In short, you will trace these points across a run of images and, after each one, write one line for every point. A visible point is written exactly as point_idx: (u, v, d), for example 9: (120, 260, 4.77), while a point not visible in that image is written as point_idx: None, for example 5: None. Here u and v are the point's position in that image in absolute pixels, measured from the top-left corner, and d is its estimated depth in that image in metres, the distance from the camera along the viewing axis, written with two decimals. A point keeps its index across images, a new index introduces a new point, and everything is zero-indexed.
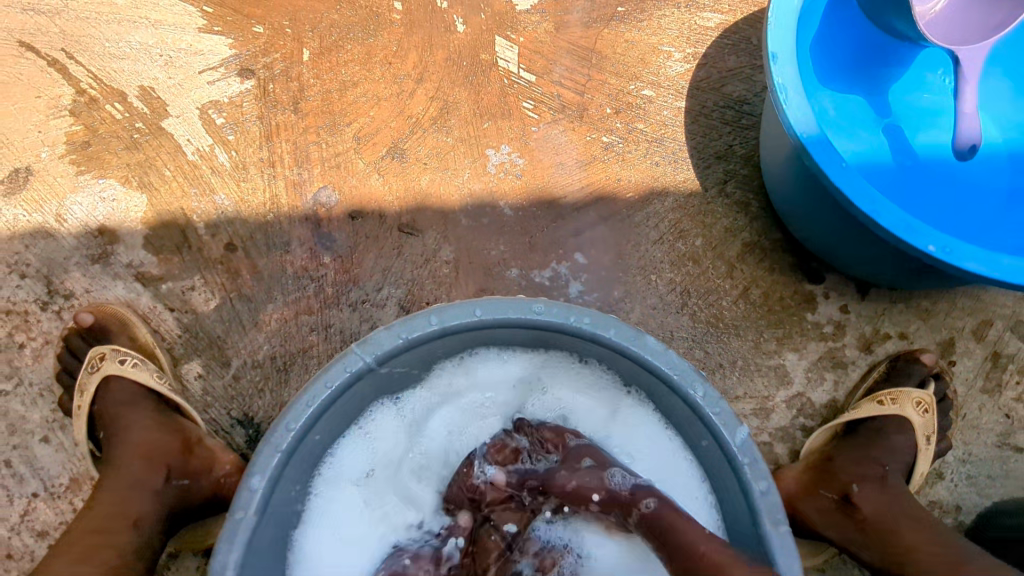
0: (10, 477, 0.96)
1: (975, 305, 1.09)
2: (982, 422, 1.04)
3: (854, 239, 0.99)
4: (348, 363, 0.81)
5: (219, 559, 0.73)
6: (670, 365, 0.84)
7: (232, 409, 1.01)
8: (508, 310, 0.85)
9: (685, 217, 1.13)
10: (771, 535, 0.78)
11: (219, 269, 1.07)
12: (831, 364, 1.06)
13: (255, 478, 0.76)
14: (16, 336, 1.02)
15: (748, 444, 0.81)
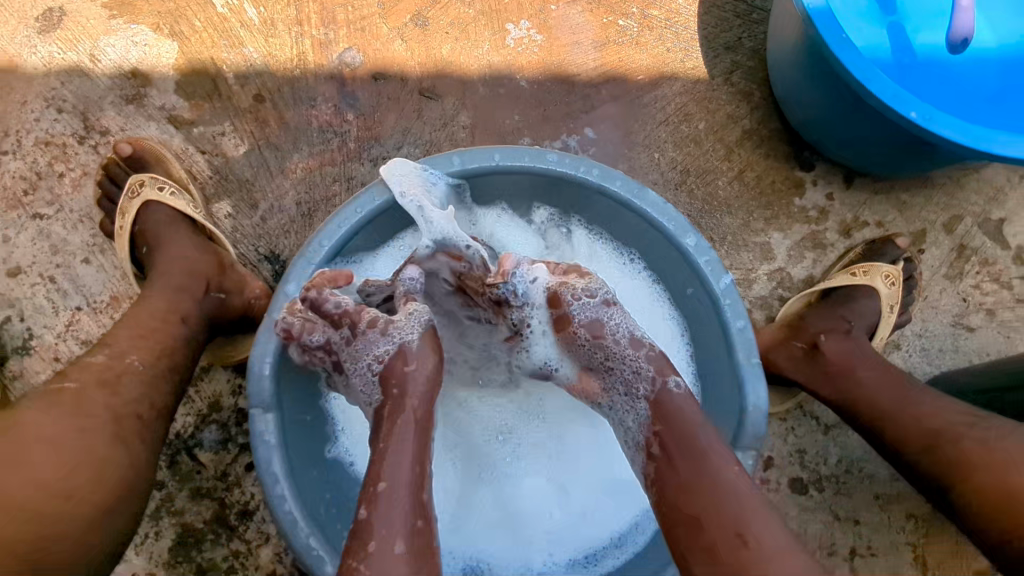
0: (55, 291, 1.05)
1: (949, 201, 1.18)
2: (941, 304, 1.15)
3: (845, 123, 1.06)
4: (376, 194, 0.90)
5: (260, 349, 0.84)
6: (668, 217, 0.92)
7: (259, 245, 1.09)
8: (524, 158, 0.92)
9: (691, 101, 1.20)
10: (744, 366, 0.89)
11: (248, 117, 1.13)
12: (812, 244, 1.15)
13: (290, 285, 0.86)
14: (55, 166, 1.09)
15: (730, 290, 0.91)
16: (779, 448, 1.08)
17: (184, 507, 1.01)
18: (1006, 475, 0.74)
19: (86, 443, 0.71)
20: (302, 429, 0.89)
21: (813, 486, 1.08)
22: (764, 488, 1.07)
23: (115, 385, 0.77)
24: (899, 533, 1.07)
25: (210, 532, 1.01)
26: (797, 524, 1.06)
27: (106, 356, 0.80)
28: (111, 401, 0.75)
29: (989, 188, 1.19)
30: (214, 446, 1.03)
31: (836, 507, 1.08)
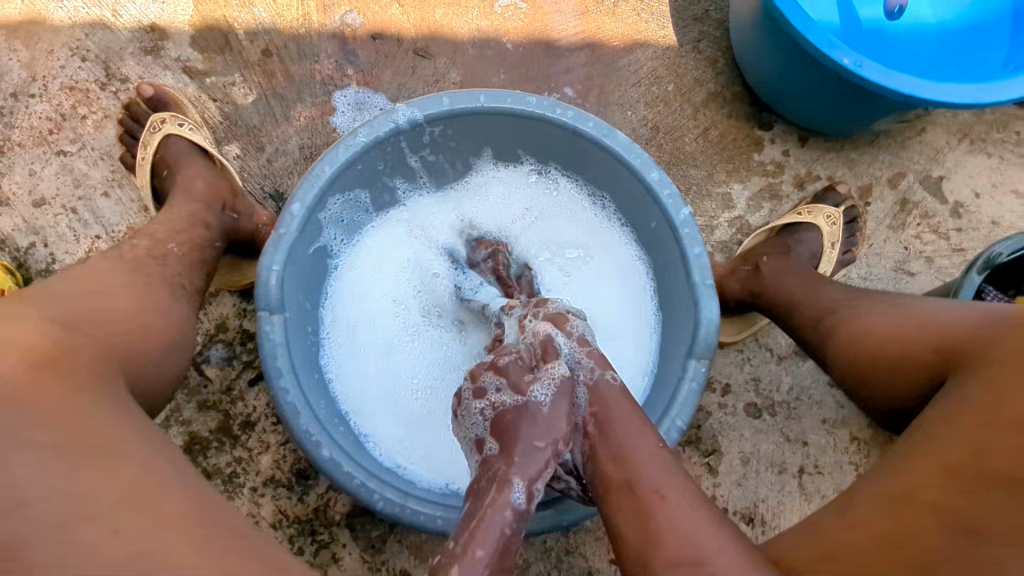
0: (77, 220, 1.15)
1: (893, 159, 1.31)
2: (885, 251, 1.27)
3: (794, 82, 1.18)
4: (373, 127, 0.99)
5: (265, 259, 0.93)
6: (634, 155, 1.01)
7: (265, 185, 1.20)
8: (506, 100, 1.02)
9: (662, 66, 1.31)
10: (699, 287, 0.97)
11: (256, 70, 1.24)
12: (769, 195, 1.27)
13: (294, 205, 0.94)
14: (79, 109, 1.19)
15: (689, 221, 1.00)
16: (736, 375, 1.19)
17: (192, 418, 1.10)
18: (856, 329, 0.86)
19: (149, 289, 0.84)
20: (297, 330, 0.98)
21: (766, 410, 1.18)
22: (721, 411, 1.17)
23: (163, 258, 0.91)
24: (843, 453, 1.17)
25: (215, 440, 1.10)
26: (750, 444, 1.17)
27: (149, 241, 0.92)
28: (163, 269, 0.89)
29: (929, 149, 1.31)
30: (220, 363, 1.13)
31: (787, 430, 1.18)
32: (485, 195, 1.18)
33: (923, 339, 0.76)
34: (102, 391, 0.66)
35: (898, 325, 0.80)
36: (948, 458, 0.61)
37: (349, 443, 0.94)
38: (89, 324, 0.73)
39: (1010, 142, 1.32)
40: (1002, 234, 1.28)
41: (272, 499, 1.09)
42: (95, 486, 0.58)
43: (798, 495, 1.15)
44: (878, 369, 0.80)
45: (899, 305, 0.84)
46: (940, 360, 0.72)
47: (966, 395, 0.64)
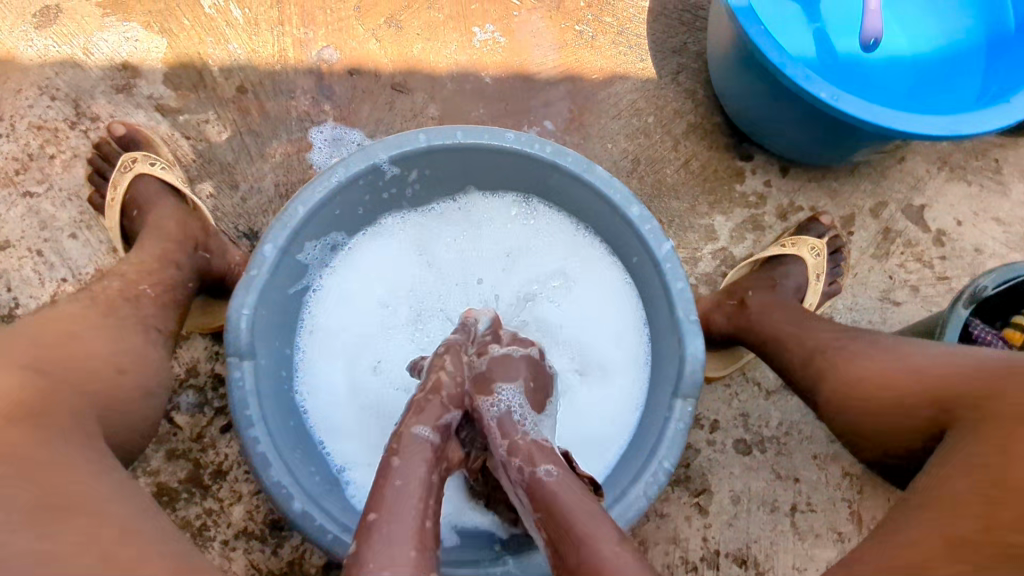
0: (42, 263, 1.11)
1: (875, 188, 1.30)
2: (870, 280, 1.25)
3: (773, 114, 1.17)
4: (348, 164, 0.96)
5: (235, 301, 0.89)
6: (614, 190, 0.99)
7: (239, 223, 1.18)
8: (484, 135, 1.00)
9: (641, 98, 1.31)
10: (684, 323, 0.95)
11: (231, 107, 1.22)
12: (751, 226, 1.26)
13: (266, 245, 0.91)
14: (47, 148, 1.16)
15: (671, 256, 0.98)
16: (725, 411, 1.16)
17: (160, 468, 1.06)
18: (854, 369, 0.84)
19: (121, 330, 0.81)
20: (270, 371, 0.94)
21: (756, 447, 1.15)
22: (710, 448, 1.15)
23: (136, 300, 0.88)
24: (835, 490, 1.14)
25: (184, 491, 1.05)
26: (740, 482, 1.13)
27: (121, 281, 0.89)
28: (130, 313, 0.85)
29: (909, 177, 1.31)
30: (190, 410, 1.08)
31: (777, 466, 1.15)
32: (460, 226, 1.13)
33: (923, 391, 0.74)
34: (70, 443, 0.63)
35: (894, 374, 0.79)
36: (957, 530, 0.59)
37: (322, 491, 0.90)
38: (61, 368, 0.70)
39: (989, 169, 1.32)
40: (986, 261, 1.28)
41: (244, 553, 1.04)
42: (60, 547, 0.54)
43: (791, 534, 1.12)
44: (879, 418, 0.79)
45: (896, 351, 0.83)
46: (941, 415, 0.71)
47: (969, 455, 0.63)
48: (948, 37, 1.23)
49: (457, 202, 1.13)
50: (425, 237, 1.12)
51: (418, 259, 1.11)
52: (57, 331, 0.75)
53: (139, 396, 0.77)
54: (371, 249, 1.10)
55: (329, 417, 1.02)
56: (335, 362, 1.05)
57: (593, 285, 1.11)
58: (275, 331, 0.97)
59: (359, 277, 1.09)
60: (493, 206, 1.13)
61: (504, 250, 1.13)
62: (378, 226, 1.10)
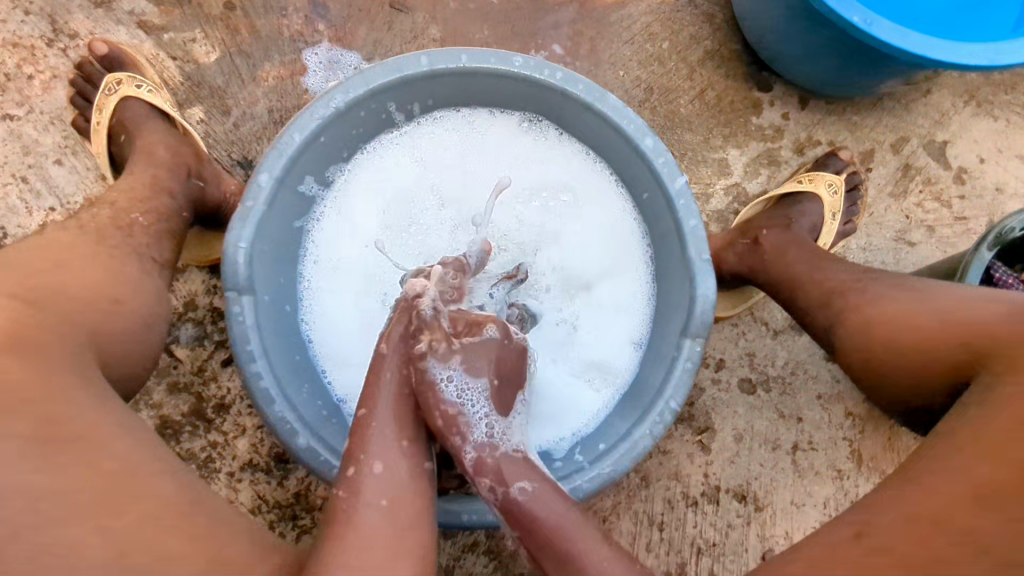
0: (28, 191, 1.06)
1: (897, 122, 1.25)
2: (886, 220, 1.22)
3: (796, 41, 1.10)
4: (347, 88, 0.90)
5: (232, 234, 0.86)
6: (628, 120, 0.94)
7: (233, 151, 1.12)
8: (490, 59, 0.94)
9: (656, 21, 1.23)
10: (695, 262, 0.92)
11: (219, 24, 1.14)
12: (767, 162, 1.21)
13: (262, 174, 0.87)
14: (24, 68, 1.09)
15: (685, 191, 0.94)
16: (731, 351, 1.15)
17: (162, 401, 1.05)
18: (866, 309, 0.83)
19: (114, 260, 0.77)
20: (269, 308, 0.91)
21: (761, 386, 1.15)
22: (715, 387, 1.14)
23: (128, 228, 0.83)
24: (837, 429, 1.14)
25: (188, 424, 1.05)
26: (744, 421, 1.14)
27: (111, 211, 0.85)
28: (122, 244, 0.82)
29: (934, 112, 1.25)
30: (190, 343, 1.07)
31: (781, 406, 1.15)
32: (464, 147, 1.06)
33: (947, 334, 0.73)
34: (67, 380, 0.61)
35: (918, 313, 0.77)
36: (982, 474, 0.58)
37: (325, 426, 0.89)
38: (48, 306, 0.67)
39: (1018, 104, 1.26)
40: (1006, 201, 1.24)
41: (251, 484, 1.05)
42: None
43: (792, 471, 1.13)
44: (893, 358, 0.78)
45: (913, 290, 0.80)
46: (968, 358, 0.69)
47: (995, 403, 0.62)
48: None
49: (461, 120, 1.05)
50: (428, 158, 1.06)
51: (420, 182, 1.05)
52: (50, 260, 0.71)
53: (139, 325, 0.75)
54: (372, 173, 1.04)
55: (330, 346, 0.99)
56: (334, 291, 1.01)
57: (604, 218, 1.06)
58: (273, 261, 0.93)
59: (358, 199, 1.03)
60: (500, 131, 1.06)
61: (511, 172, 1.07)
62: (379, 143, 1.03)
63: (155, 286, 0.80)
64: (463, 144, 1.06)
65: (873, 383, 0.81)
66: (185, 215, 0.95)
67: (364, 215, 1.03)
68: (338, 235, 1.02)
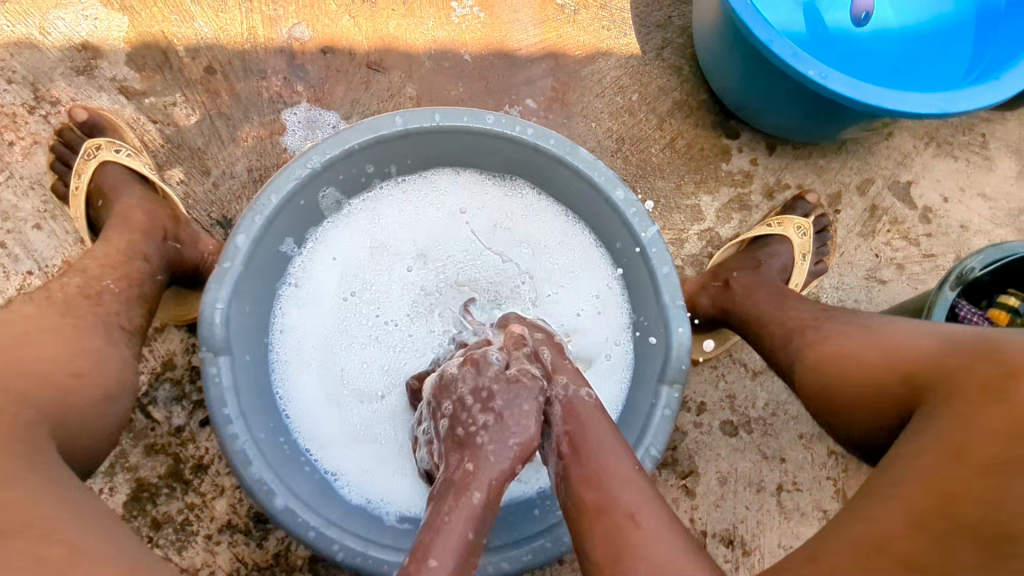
0: (6, 256, 1.06)
1: (861, 165, 1.29)
2: (856, 259, 1.25)
3: (760, 91, 1.14)
4: (323, 150, 0.92)
5: (208, 296, 0.86)
6: (598, 172, 0.97)
7: (212, 211, 1.14)
8: (463, 118, 0.96)
9: (625, 75, 1.28)
10: (669, 308, 0.94)
11: (199, 88, 1.17)
12: (738, 206, 1.24)
13: (239, 236, 0.88)
14: (5, 134, 1.11)
15: (657, 240, 0.96)
16: (711, 394, 1.16)
17: (138, 463, 1.03)
18: (831, 351, 0.84)
19: (80, 332, 0.78)
20: (246, 368, 0.91)
21: (742, 428, 1.15)
22: (697, 431, 1.14)
23: (98, 297, 0.84)
24: (821, 469, 1.14)
25: (165, 486, 1.03)
26: (727, 464, 1.14)
27: (82, 279, 0.85)
28: (97, 310, 0.82)
29: (896, 154, 1.29)
30: (167, 404, 1.06)
31: (764, 447, 1.15)
32: (436, 208, 1.08)
33: (897, 365, 0.74)
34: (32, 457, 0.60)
35: (870, 351, 0.79)
36: (920, 508, 0.58)
37: (303, 487, 0.88)
38: (19, 379, 0.67)
39: (976, 144, 1.31)
40: (972, 237, 1.27)
41: (229, 547, 1.03)
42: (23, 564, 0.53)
43: (778, 513, 1.12)
44: (851, 394, 0.78)
45: (877, 333, 0.82)
46: (914, 389, 0.70)
47: (936, 434, 0.62)
48: (936, 11, 1.21)
49: (432, 179, 1.08)
50: (401, 220, 1.07)
51: (394, 244, 1.07)
52: (12, 338, 0.71)
53: (108, 398, 0.75)
54: (348, 238, 1.05)
55: (307, 412, 0.98)
56: (309, 355, 1.01)
57: (579, 272, 1.08)
58: (250, 323, 0.93)
59: (331, 263, 1.04)
60: (473, 191, 1.09)
61: (484, 229, 1.08)
62: (352, 206, 1.05)
63: (122, 357, 0.80)
64: (434, 205, 1.08)
65: (839, 427, 0.81)
66: (160, 277, 0.96)
67: (340, 279, 1.04)
68: (315, 300, 1.02)
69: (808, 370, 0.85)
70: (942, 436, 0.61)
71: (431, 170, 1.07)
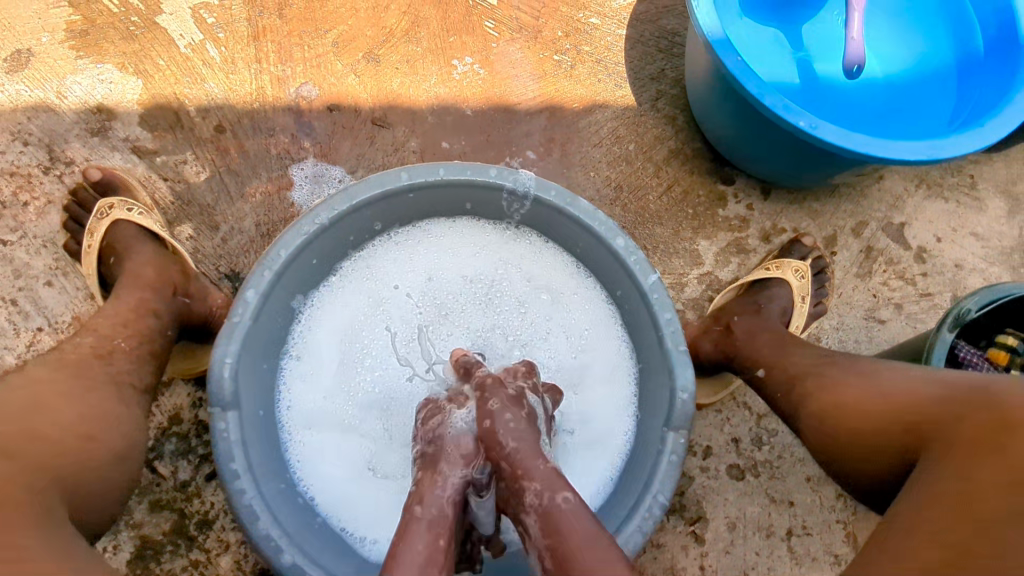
0: (16, 312, 1.08)
1: (855, 208, 1.32)
2: (855, 300, 1.26)
3: (753, 140, 1.18)
4: (331, 206, 0.94)
5: (218, 350, 0.87)
6: (598, 221, 1.00)
7: (220, 264, 1.16)
8: (468, 172, 1.00)
9: (622, 125, 1.32)
10: (672, 353, 0.95)
11: (209, 147, 1.20)
12: (736, 250, 1.27)
13: (248, 290, 0.90)
14: (20, 195, 1.14)
15: (658, 285, 0.98)
16: (717, 437, 1.16)
17: (143, 520, 1.02)
18: (825, 395, 0.85)
19: (94, 392, 0.79)
20: (255, 422, 0.91)
21: (750, 471, 1.14)
22: (704, 476, 1.14)
23: (107, 357, 0.85)
24: (830, 512, 1.13)
25: (169, 543, 1.02)
26: (735, 509, 1.13)
27: (95, 338, 0.87)
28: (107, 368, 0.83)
29: (889, 197, 1.33)
30: (173, 458, 1.05)
31: (772, 490, 1.14)
32: (436, 257, 1.09)
33: (894, 415, 0.76)
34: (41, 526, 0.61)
35: (865, 398, 0.81)
36: (929, 562, 0.60)
37: (312, 540, 0.88)
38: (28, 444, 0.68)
39: (965, 185, 1.35)
40: (967, 276, 1.29)
41: None
42: None
43: (788, 559, 1.11)
44: (850, 440, 0.80)
45: (870, 376, 0.83)
46: (911, 438, 0.72)
47: (939, 483, 0.64)
48: (916, 59, 1.27)
49: (431, 228, 1.09)
50: (403, 269, 1.08)
51: (396, 293, 1.07)
52: (27, 403, 0.73)
53: (114, 459, 0.76)
54: (348, 289, 1.06)
55: (314, 465, 0.98)
56: (315, 407, 1.00)
57: (582, 318, 1.08)
58: (257, 378, 0.94)
59: (334, 313, 1.05)
60: (471, 238, 1.10)
61: (486, 277, 1.10)
62: (353, 258, 1.06)
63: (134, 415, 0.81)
64: (435, 254, 1.09)
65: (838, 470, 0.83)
66: (168, 333, 0.97)
67: (341, 332, 1.04)
68: (317, 355, 1.03)
69: (810, 414, 0.86)
70: (943, 491, 0.63)
71: (431, 220, 1.09)
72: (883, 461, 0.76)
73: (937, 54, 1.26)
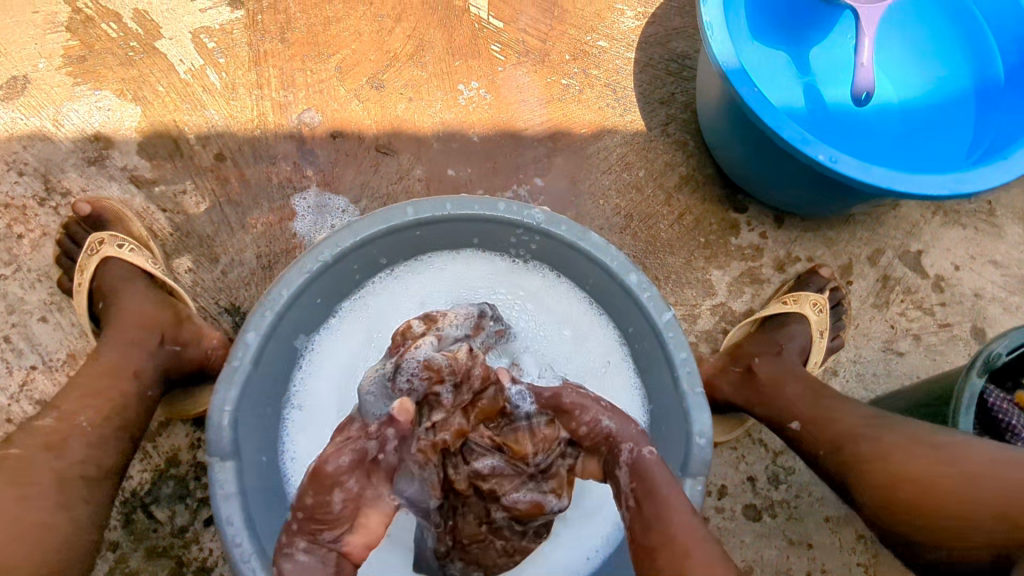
0: (9, 350, 1.05)
1: (870, 236, 1.29)
2: (872, 331, 1.23)
3: (767, 170, 1.15)
4: (335, 243, 0.91)
5: (218, 397, 0.84)
6: (609, 257, 0.97)
7: (219, 298, 1.13)
8: (475, 206, 0.96)
9: (631, 151, 1.29)
10: (687, 395, 0.92)
11: (209, 176, 1.17)
12: (750, 280, 1.24)
13: (249, 333, 0.86)
14: (15, 227, 1.11)
15: (672, 323, 0.95)
16: (732, 476, 1.12)
17: (139, 568, 0.99)
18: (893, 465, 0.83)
19: None
20: (256, 469, 0.88)
21: (766, 512, 1.11)
22: (720, 517, 1.10)
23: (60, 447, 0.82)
24: (849, 553, 1.10)
25: None
26: (752, 551, 1.09)
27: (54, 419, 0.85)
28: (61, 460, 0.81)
29: (905, 224, 1.30)
30: (170, 502, 1.01)
31: (789, 531, 1.10)
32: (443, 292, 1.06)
33: (985, 503, 0.75)
34: None
35: (941, 476, 0.79)
36: None
37: None
38: None
39: (983, 212, 1.31)
40: (986, 306, 1.26)
41: None
42: None
43: None
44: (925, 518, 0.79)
45: (940, 449, 0.81)
46: (1010, 531, 0.73)
47: None
48: (931, 84, 1.24)
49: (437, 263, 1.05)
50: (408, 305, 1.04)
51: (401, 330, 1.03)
52: None
53: None
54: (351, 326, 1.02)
55: None
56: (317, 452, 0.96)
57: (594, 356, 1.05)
58: (258, 423, 0.90)
59: (336, 352, 1.01)
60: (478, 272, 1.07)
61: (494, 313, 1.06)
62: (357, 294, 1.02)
63: None
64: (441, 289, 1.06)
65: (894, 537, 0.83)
66: (149, 393, 0.94)
67: (343, 372, 1.00)
68: (321, 394, 0.99)
69: (871, 479, 0.84)
70: None
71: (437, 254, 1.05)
72: (962, 544, 0.77)
73: (952, 80, 1.23)
